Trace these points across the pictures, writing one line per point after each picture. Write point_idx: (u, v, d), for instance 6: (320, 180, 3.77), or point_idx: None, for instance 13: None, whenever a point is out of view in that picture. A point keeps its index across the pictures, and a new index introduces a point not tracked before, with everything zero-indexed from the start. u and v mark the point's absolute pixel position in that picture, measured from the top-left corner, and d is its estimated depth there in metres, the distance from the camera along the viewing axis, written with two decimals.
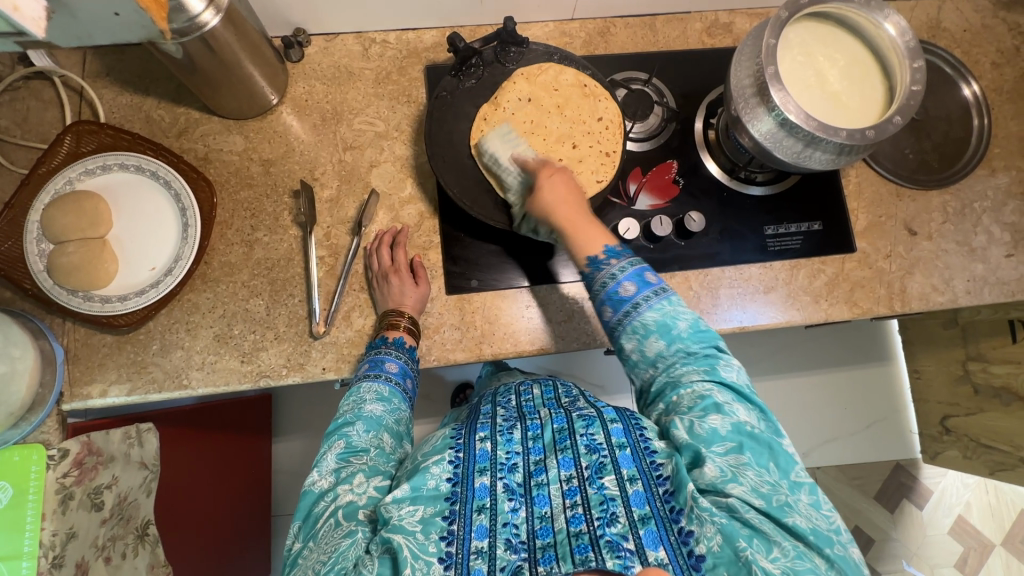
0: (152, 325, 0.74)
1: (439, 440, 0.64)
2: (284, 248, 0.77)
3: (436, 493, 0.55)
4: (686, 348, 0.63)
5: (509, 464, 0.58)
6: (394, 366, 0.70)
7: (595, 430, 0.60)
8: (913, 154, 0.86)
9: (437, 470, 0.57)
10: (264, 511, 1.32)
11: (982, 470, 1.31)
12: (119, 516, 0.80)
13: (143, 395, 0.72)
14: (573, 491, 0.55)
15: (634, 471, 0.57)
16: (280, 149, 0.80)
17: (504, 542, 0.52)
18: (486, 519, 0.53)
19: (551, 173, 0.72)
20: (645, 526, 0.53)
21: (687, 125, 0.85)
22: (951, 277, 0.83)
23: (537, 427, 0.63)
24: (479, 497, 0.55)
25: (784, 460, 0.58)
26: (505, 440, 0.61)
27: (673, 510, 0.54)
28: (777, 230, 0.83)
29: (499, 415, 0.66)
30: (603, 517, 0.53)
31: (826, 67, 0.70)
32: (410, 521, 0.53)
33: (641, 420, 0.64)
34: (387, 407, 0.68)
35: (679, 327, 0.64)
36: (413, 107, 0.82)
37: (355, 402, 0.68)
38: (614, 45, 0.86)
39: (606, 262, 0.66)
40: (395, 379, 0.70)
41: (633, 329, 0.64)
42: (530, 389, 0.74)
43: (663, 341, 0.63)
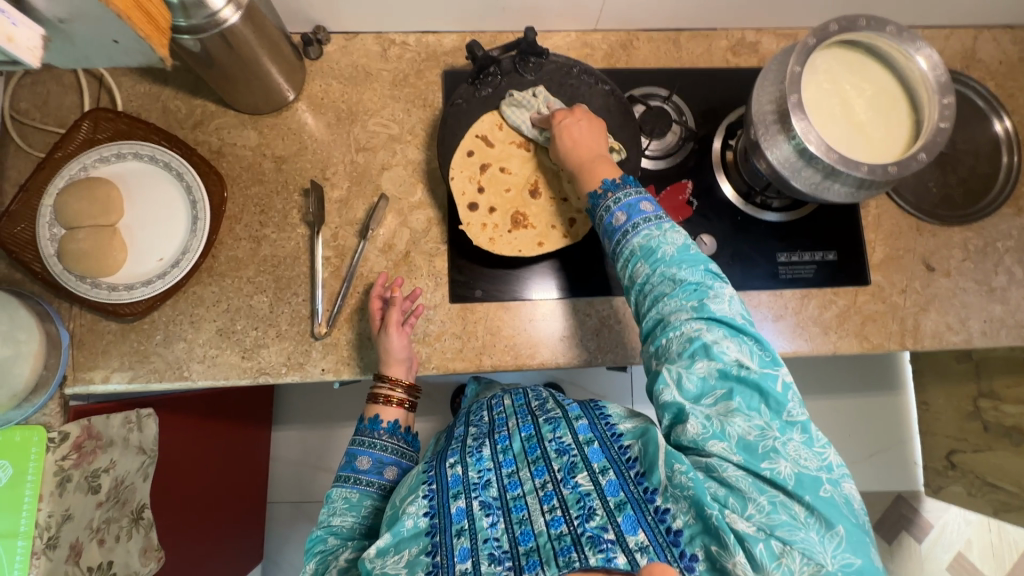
0: (156, 315, 0.74)
1: (412, 478, 0.63)
2: (291, 246, 0.77)
3: (415, 531, 0.55)
4: (673, 274, 0.62)
5: (482, 483, 0.58)
6: (366, 461, 0.70)
7: (562, 432, 0.61)
8: (936, 187, 0.84)
9: (414, 508, 0.57)
10: (259, 500, 1.33)
11: (986, 509, 1.29)
12: (114, 499, 0.81)
13: (144, 383, 0.73)
14: (549, 496, 0.55)
15: (605, 462, 0.57)
16: (293, 146, 0.80)
17: (487, 557, 0.52)
18: (467, 540, 0.53)
19: (564, 118, 0.73)
20: (622, 513, 0.53)
21: (705, 145, 0.83)
22: (968, 316, 0.80)
23: (505, 439, 0.63)
24: (456, 521, 0.55)
25: (776, 401, 0.56)
26: (476, 460, 0.61)
27: (648, 491, 0.54)
28: (790, 258, 0.81)
29: (470, 436, 0.66)
30: (581, 514, 0.53)
31: (852, 96, 0.68)
32: (395, 565, 0.54)
33: (606, 409, 0.65)
34: (355, 514, 0.66)
35: (664, 251, 0.63)
36: (428, 112, 0.82)
37: (326, 511, 0.67)
38: (635, 59, 0.85)
39: (604, 195, 0.67)
40: (365, 480, 0.68)
41: (623, 255, 0.65)
42: (502, 401, 0.72)
43: (647, 265, 0.63)
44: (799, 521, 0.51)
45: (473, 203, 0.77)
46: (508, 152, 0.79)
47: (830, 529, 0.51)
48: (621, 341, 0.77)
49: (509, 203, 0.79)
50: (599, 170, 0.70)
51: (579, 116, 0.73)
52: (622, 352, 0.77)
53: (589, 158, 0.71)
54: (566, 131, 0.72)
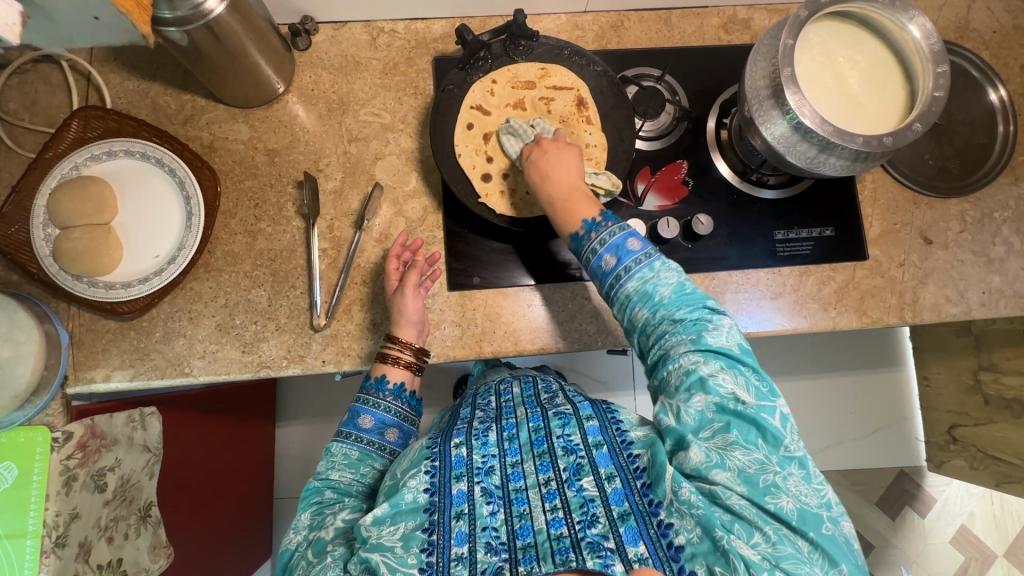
0: (155, 313, 0.74)
1: (415, 451, 0.63)
2: (287, 239, 0.77)
3: (414, 506, 0.55)
4: (671, 315, 0.62)
5: (486, 468, 0.59)
6: (369, 420, 0.70)
7: (571, 430, 0.61)
8: (933, 159, 0.83)
9: (414, 483, 0.57)
10: (266, 494, 1.34)
11: (988, 481, 1.30)
12: (121, 497, 0.81)
13: (145, 381, 0.73)
14: (552, 494, 0.56)
15: (612, 469, 0.58)
16: (285, 139, 0.79)
17: (484, 545, 0.53)
18: (465, 525, 0.54)
19: (532, 151, 0.74)
20: (624, 523, 0.54)
21: (699, 124, 0.83)
22: (966, 288, 0.81)
23: (513, 427, 0.64)
24: (457, 504, 0.55)
25: (774, 435, 0.56)
26: (481, 445, 0.61)
27: (652, 503, 0.55)
28: (787, 235, 0.81)
29: (476, 419, 0.67)
30: (584, 518, 0.54)
31: (846, 68, 0.68)
32: (391, 537, 0.54)
33: (618, 414, 0.65)
34: (354, 472, 0.67)
35: (660, 294, 0.63)
36: (420, 99, 0.81)
37: (325, 464, 0.68)
38: (627, 40, 0.84)
39: (588, 236, 0.67)
40: (367, 438, 0.69)
41: (620, 300, 0.65)
42: (511, 388, 0.74)
43: (647, 310, 0.64)
44: (803, 555, 0.52)
45: (486, 173, 0.76)
46: (504, 117, 0.79)
47: (834, 567, 0.52)
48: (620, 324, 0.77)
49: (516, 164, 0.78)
50: (578, 207, 0.69)
51: (548, 146, 0.73)
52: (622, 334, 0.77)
53: (565, 192, 0.70)
54: (534, 163, 0.72)
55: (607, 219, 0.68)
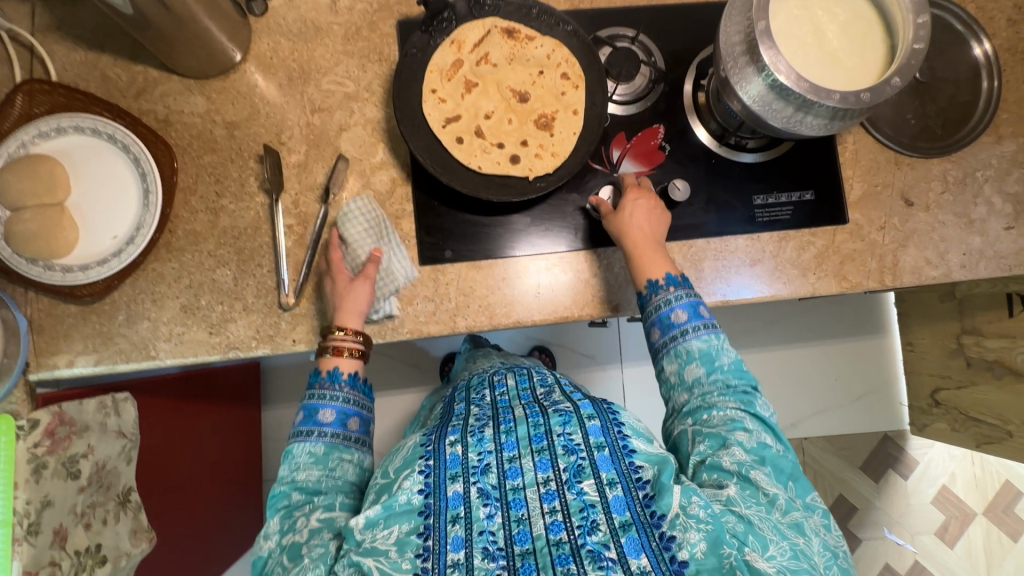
0: (116, 295, 0.72)
1: (410, 450, 0.63)
2: (251, 216, 0.74)
3: (408, 507, 0.56)
4: (726, 380, 0.65)
5: (482, 467, 0.59)
6: (329, 413, 0.66)
7: (571, 430, 0.62)
8: (915, 119, 0.81)
9: (409, 484, 0.58)
10: (257, 478, 1.35)
11: (969, 442, 1.32)
12: (97, 483, 0.80)
13: (110, 365, 0.71)
14: (552, 495, 0.57)
15: (613, 475, 0.58)
16: (244, 111, 0.76)
17: (481, 551, 0.54)
18: (461, 529, 0.55)
19: (637, 196, 0.73)
20: (626, 533, 0.55)
21: (676, 88, 0.80)
22: (947, 250, 0.79)
23: (511, 422, 0.65)
24: (452, 507, 0.56)
25: (801, 485, 0.61)
26: (477, 441, 0.62)
27: (655, 515, 0.55)
28: (766, 201, 0.79)
29: (472, 415, 0.67)
30: (584, 524, 0.55)
31: (824, 21, 0.65)
32: (384, 541, 0.55)
33: (618, 416, 0.66)
34: (322, 469, 0.64)
35: (721, 360, 0.66)
36: (384, 67, 0.77)
37: (289, 467, 0.64)
38: None
39: (665, 288, 0.68)
40: (330, 432, 0.66)
41: (676, 352, 0.67)
42: (505, 381, 0.76)
43: (703, 368, 0.66)
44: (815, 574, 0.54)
45: (461, 138, 0.72)
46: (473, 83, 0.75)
47: None
48: (596, 296, 0.76)
49: (493, 130, 0.74)
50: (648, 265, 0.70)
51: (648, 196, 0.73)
52: (598, 305, 0.76)
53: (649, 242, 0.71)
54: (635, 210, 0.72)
55: (684, 280, 0.70)
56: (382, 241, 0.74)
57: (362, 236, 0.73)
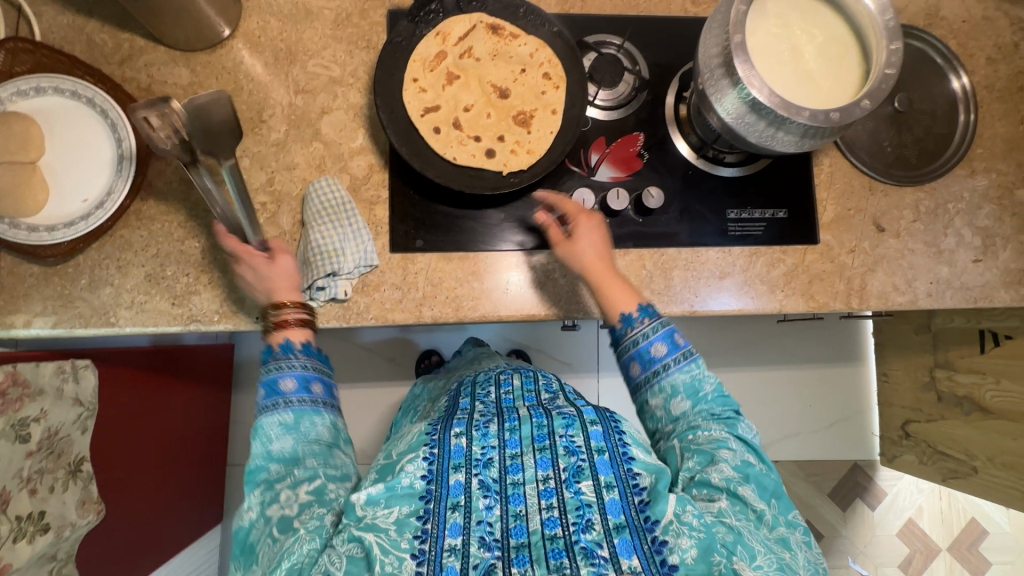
0: (81, 258, 0.72)
1: (415, 438, 0.63)
2: (224, 190, 0.74)
3: (410, 491, 0.55)
4: (711, 411, 0.64)
5: (484, 460, 0.58)
6: (291, 381, 0.63)
7: (574, 432, 0.60)
8: (891, 147, 0.82)
9: (412, 468, 0.56)
10: (219, 460, 1.33)
11: (935, 476, 1.32)
12: (48, 449, 0.79)
13: (68, 329, 0.70)
14: (549, 493, 0.56)
15: (611, 478, 0.57)
16: (227, 86, 0.76)
17: (478, 539, 0.53)
18: (460, 516, 0.54)
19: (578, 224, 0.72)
20: (619, 535, 0.54)
21: (658, 98, 0.81)
22: (914, 278, 0.80)
23: (515, 421, 0.63)
24: (454, 495, 0.55)
25: (785, 501, 0.60)
26: (481, 436, 0.60)
27: (648, 519, 0.54)
28: (739, 215, 0.80)
29: (477, 411, 0.66)
30: (579, 522, 0.54)
31: (802, 41, 0.66)
32: (385, 519, 0.53)
33: (620, 424, 0.64)
34: (295, 436, 0.60)
35: (705, 389, 0.65)
36: (371, 54, 0.78)
37: (259, 442, 0.60)
38: (590, 5, 0.81)
39: (639, 321, 0.67)
40: (296, 399, 0.62)
41: (660, 387, 0.66)
42: (511, 380, 0.74)
43: (688, 402, 0.65)
44: None
45: (439, 127, 0.73)
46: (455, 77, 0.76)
47: None
48: (565, 296, 0.76)
49: (471, 122, 0.74)
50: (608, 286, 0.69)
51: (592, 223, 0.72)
52: (566, 306, 0.76)
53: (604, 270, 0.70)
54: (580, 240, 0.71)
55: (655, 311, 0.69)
56: (342, 220, 0.73)
57: (318, 216, 0.73)
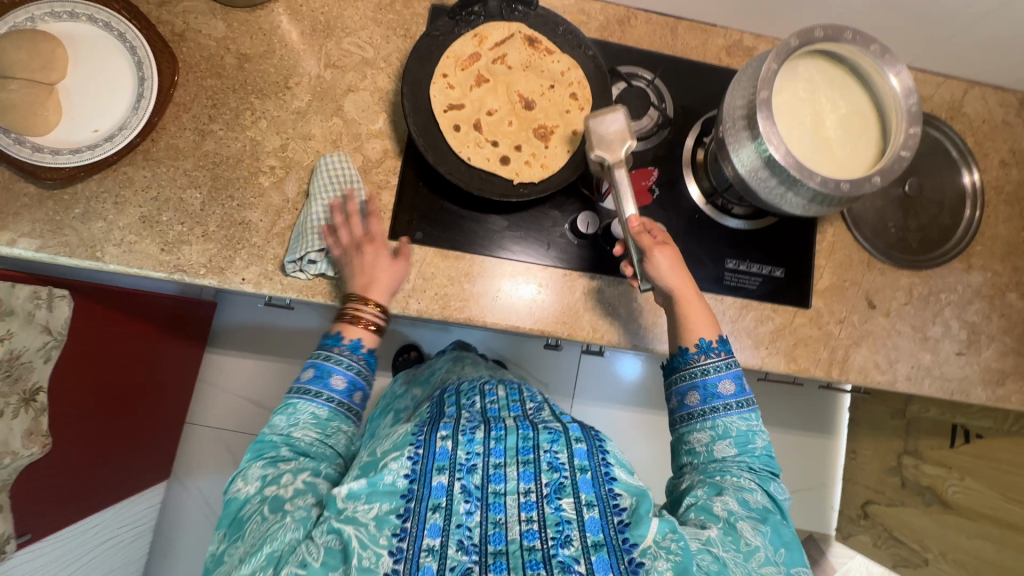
0: (80, 187, 0.71)
1: (400, 436, 0.64)
2: (236, 148, 0.74)
3: (392, 489, 0.56)
4: (751, 466, 0.63)
5: (468, 466, 0.59)
6: (340, 380, 0.67)
7: (558, 448, 0.61)
8: (896, 229, 0.83)
9: (396, 466, 0.57)
10: (179, 414, 1.32)
11: (886, 562, 1.32)
12: (7, 373, 0.77)
13: (51, 255, 0.69)
14: (530, 505, 0.56)
15: (592, 497, 0.57)
16: (260, 47, 0.76)
17: (456, 542, 0.53)
18: (440, 518, 0.54)
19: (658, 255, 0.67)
20: (596, 553, 0.53)
21: (678, 139, 0.82)
22: (897, 359, 0.81)
23: (500, 430, 0.64)
24: (435, 496, 0.56)
25: (794, 558, 0.59)
26: (467, 441, 0.61)
27: (627, 541, 0.54)
28: (737, 266, 0.81)
29: (463, 417, 0.66)
30: (557, 537, 0.54)
31: (826, 110, 0.67)
32: (365, 513, 0.54)
33: (606, 444, 0.64)
34: (321, 432, 0.64)
35: (755, 443, 0.65)
36: (407, 43, 0.79)
37: (287, 421, 0.64)
38: (628, 38, 0.83)
39: (698, 355, 0.67)
40: (337, 400, 0.67)
41: (710, 423, 0.65)
42: (495, 391, 0.76)
43: (733, 448, 0.64)
44: None
45: (459, 126, 0.73)
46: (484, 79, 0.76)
47: None
48: (552, 315, 0.76)
49: (491, 128, 0.75)
50: None
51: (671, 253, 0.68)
52: (551, 325, 0.76)
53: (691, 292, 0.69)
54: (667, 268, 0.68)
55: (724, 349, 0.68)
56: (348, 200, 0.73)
57: (324, 190, 0.72)
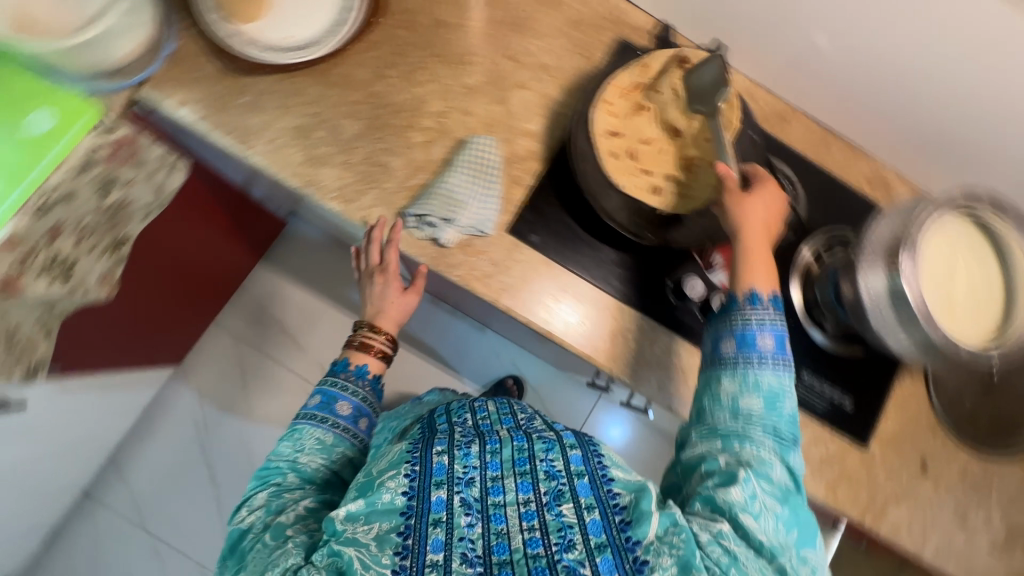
0: (255, 80, 0.75)
1: (395, 455, 0.63)
2: (402, 97, 0.77)
3: (390, 507, 0.56)
4: (776, 427, 0.61)
5: (465, 480, 0.58)
6: (346, 407, 0.76)
7: (555, 456, 0.60)
8: (972, 405, 0.83)
9: (393, 484, 0.57)
10: (209, 314, 1.34)
11: None
12: (110, 215, 0.77)
13: (206, 129, 0.73)
14: (530, 514, 0.55)
15: (591, 500, 0.57)
16: (457, 19, 0.81)
17: (460, 556, 0.53)
18: (441, 533, 0.54)
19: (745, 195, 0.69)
20: (601, 554, 0.53)
21: (797, 242, 0.84)
22: (931, 529, 0.80)
23: (495, 442, 0.63)
24: (435, 510, 0.55)
25: (806, 536, 0.58)
26: (463, 455, 0.61)
27: (630, 540, 0.53)
28: (810, 381, 0.81)
29: (458, 431, 0.65)
30: (561, 542, 0.53)
31: (961, 270, 0.68)
32: (365, 535, 0.54)
33: (599, 448, 0.64)
34: (324, 456, 0.71)
35: (784, 406, 0.63)
36: (586, 64, 0.82)
37: (293, 446, 0.71)
38: (784, 136, 0.86)
39: (745, 307, 0.66)
40: (342, 424, 0.74)
41: (739, 373, 0.64)
42: (487, 407, 0.72)
43: (760, 404, 0.62)
44: None
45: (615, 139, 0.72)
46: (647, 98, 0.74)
47: None
48: (625, 359, 0.77)
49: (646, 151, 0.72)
50: None
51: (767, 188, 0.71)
52: (621, 368, 0.76)
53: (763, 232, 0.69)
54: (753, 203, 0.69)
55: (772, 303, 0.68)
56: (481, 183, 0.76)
57: (464, 166, 0.75)
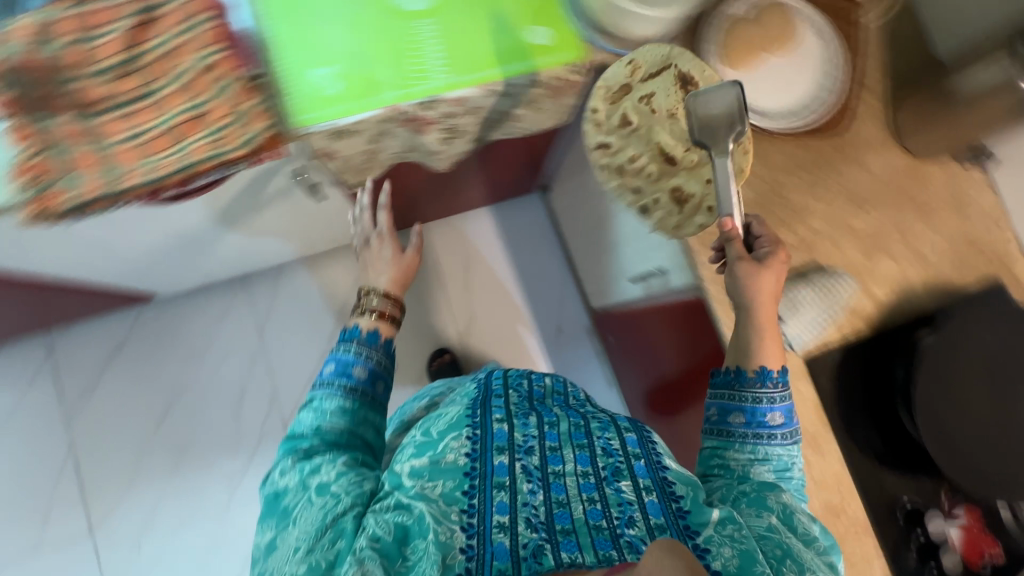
0: None
1: (454, 421, 1.24)
2: None
3: (455, 468, 1.12)
4: (749, 489, 1.18)
5: (526, 450, 1.17)
6: (358, 370, 1.44)
7: (610, 439, 1.22)
8: None
9: (456, 451, 1.15)
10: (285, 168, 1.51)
11: None
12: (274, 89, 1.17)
13: None
14: (590, 487, 1.11)
15: (595, 495, 1.09)
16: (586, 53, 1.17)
17: (526, 519, 1.03)
18: (505, 498, 1.07)
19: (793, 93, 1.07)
20: (660, 529, 1.04)
21: None
22: None
23: (549, 416, 1.28)
24: (502, 476, 1.10)
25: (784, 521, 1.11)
26: (523, 428, 1.22)
27: (687, 525, 1.05)
28: None
29: (513, 408, 1.29)
30: (624, 516, 1.05)
31: None
32: (434, 493, 1.08)
33: (609, 434, 1.24)
34: (332, 462, 1.25)
35: (755, 487, 1.18)
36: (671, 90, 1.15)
37: (292, 475, 1.26)
38: None
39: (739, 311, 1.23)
40: (348, 386, 1.42)
41: (668, 471, 1.16)
42: (538, 380, 1.44)
43: (689, 478, 1.15)
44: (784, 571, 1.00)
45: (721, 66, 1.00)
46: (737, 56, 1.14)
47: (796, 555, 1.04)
48: None
49: None
50: None
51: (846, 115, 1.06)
52: None
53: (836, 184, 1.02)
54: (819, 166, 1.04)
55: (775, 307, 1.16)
56: None
57: None
